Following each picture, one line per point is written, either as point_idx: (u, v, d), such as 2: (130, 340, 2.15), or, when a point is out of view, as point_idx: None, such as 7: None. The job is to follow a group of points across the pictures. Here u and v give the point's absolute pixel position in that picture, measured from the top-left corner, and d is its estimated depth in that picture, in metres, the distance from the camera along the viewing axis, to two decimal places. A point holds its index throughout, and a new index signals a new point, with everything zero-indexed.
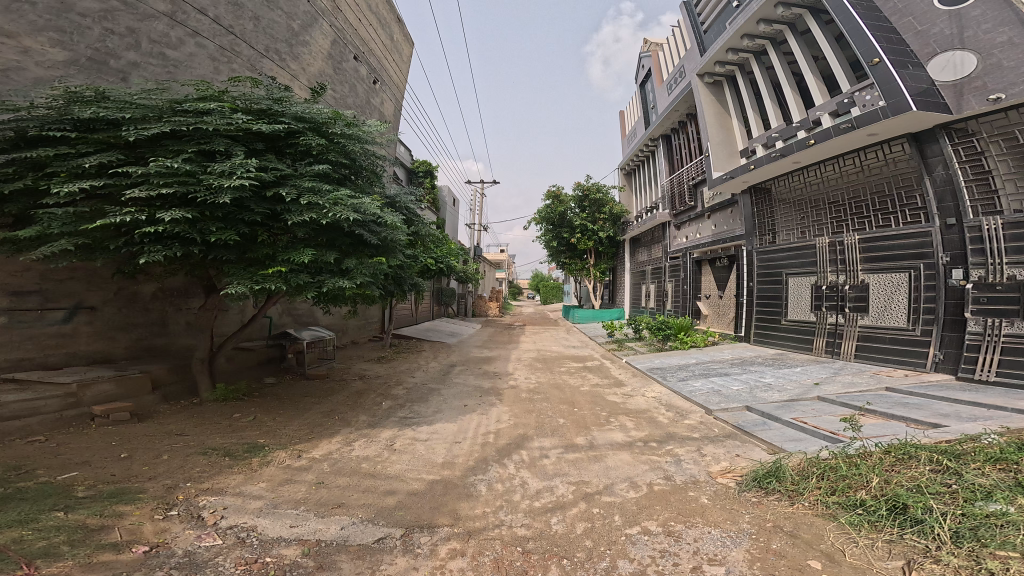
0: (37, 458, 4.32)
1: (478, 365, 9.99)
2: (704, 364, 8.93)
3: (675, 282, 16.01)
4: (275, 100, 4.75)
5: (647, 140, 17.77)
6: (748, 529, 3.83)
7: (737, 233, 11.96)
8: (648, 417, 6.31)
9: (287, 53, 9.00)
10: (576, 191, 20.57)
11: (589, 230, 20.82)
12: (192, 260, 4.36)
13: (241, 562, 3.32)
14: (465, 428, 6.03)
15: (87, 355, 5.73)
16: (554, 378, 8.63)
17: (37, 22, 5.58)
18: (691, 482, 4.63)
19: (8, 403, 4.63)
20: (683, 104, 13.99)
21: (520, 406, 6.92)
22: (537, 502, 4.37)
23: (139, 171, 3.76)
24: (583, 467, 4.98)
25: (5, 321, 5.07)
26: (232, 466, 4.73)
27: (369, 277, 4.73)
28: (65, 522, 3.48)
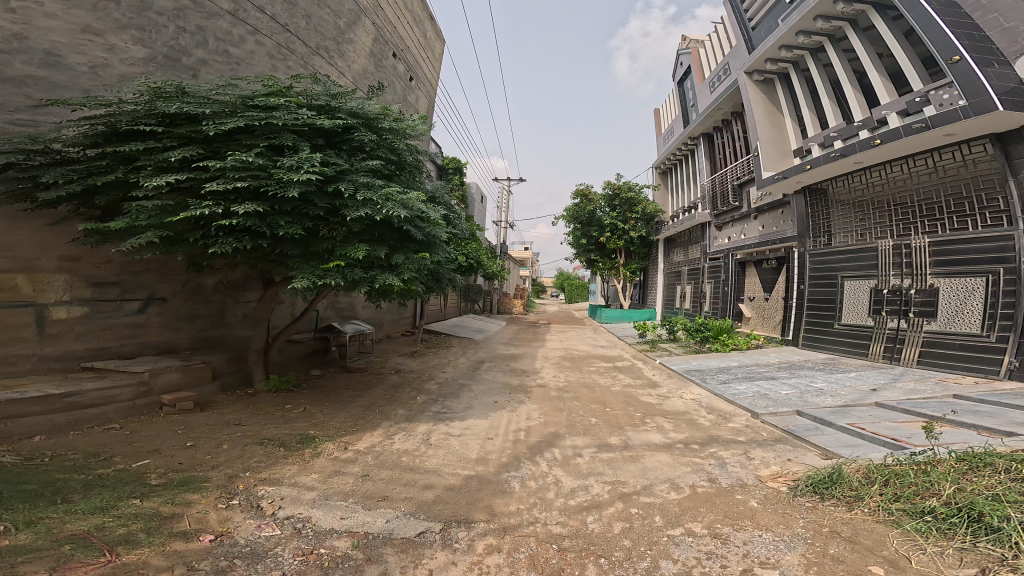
0: (113, 445, 4.69)
1: (506, 362, 9.96)
2: (747, 367, 8.48)
3: (714, 283, 15.52)
4: (332, 96, 4.88)
5: (685, 139, 17.57)
6: (802, 534, 3.62)
7: (789, 233, 11.41)
8: (687, 419, 5.97)
9: (335, 50, 9.55)
10: (606, 190, 20.60)
11: (619, 229, 20.67)
12: (258, 253, 4.63)
13: (298, 552, 3.48)
14: (496, 424, 6.01)
15: (156, 345, 6.14)
16: (583, 378, 8.46)
17: (121, 20, 6.35)
18: (738, 485, 4.40)
19: (86, 392, 5.05)
20: (728, 103, 13.77)
21: (551, 404, 6.80)
22: (571, 501, 4.34)
23: (218, 166, 4.04)
24: (619, 467, 4.85)
25: (87, 311, 5.53)
26: (286, 457, 4.94)
27: (416, 273, 4.88)
28: (141, 510, 3.76)
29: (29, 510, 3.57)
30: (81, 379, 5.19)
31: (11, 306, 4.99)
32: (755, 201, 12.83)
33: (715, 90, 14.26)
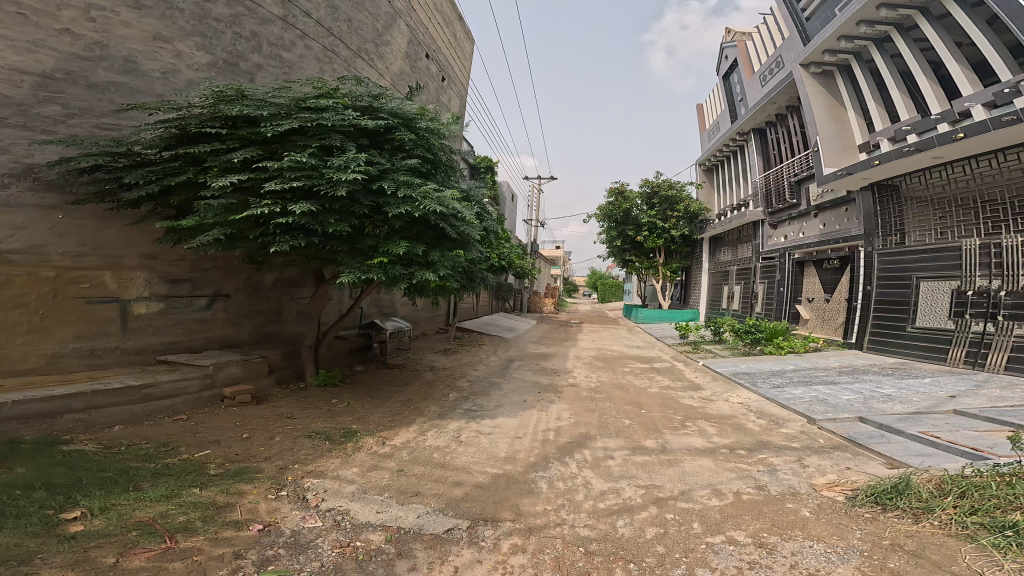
0: (179, 436, 5.11)
1: (537, 361, 9.71)
2: (804, 371, 7.78)
3: (767, 283, 14.49)
4: (374, 95, 4.75)
5: (735, 134, 16.55)
6: (859, 546, 3.22)
7: (853, 232, 10.49)
8: (734, 423, 5.50)
9: (375, 53, 9.41)
10: (645, 187, 19.58)
11: (658, 227, 19.73)
12: (310, 250, 4.80)
13: (337, 544, 3.64)
14: (526, 423, 5.85)
15: (220, 338, 6.67)
16: (618, 379, 8.08)
17: (185, 28, 6.37)
18: (789, 494, 4.01)
19: (160, 384, 5.54)
20: (782, 97, 13.09)
21: (582, 405, 6.54)
22: (601, 503, 4.20)
23: (275, 167, 4.14)
24: (656, 472, 4.60)
25: (163, 306, 6.09)
26: (330, 450, 5.12)
27: (451, 270, 4.95)
28: (199, 498, 4.03)
29: (99, 496, 3.88)
30: (155, 372, 5.70)
31: (98, 301, 5.53)
32: (814, 198, 11.88)
33: (766, 83, 13.55)
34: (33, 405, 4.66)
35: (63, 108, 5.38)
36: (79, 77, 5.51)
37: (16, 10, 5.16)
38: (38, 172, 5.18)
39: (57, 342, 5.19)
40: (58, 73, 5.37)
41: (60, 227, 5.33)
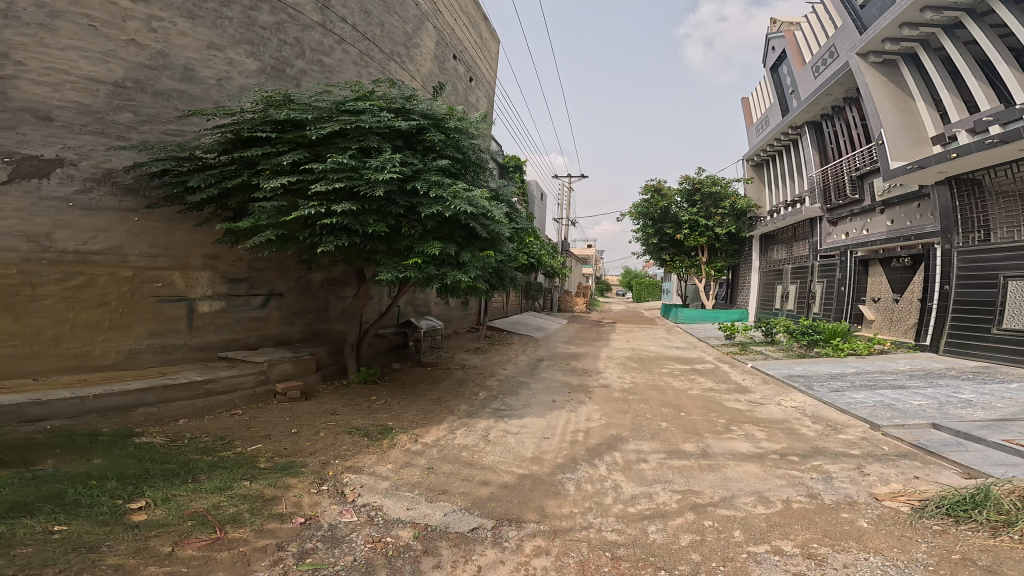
0: (235, 430, 5.34)
1: (567, 361, 9.37)
2: (867, 374, 7.23)
3: (826, 282, 13.65)
4: (406, 98, 4.92)
5: (787, 127, 15.55)
6: (923, 559, 2.89)
7: (927, 228, 9.86)
8: (786, 428, 5.21)
9: (406, 55, 9.26)
10: (685, 184, 18.70)
11: (700, 225, 18.55)
12: (351, 251, 4.94)
13: (369, 539, 3.72)
14: (555, 423, 5.70)
15: (275, 336, 6.92)
16: (653, 379, 7.67)
17: (235, 35, 6.39)
18: (845, 503, 3.68)
19: (220, 379, 5.80)
20: (838, 88, 12.35)
21: (614, 407, 6.25)
22: (631, 508, 4.05)
23: (320, 169, 4.32)
24: (695, 477, 4.38)
25: (224, 305, 6.34)
26: (368, 446, 5.19)
27: (481, 270, 5.01)
28: (249, 491, 4.22)
29: (160, 487, 4.09)
30: (216, 368, 5.98)
31: (169, 300, 5.82)
32: (881, 193, 11.24)
33: (819, 75, 12.85)
34: (112, 399, 4.98)
35: (134, 115, 5.56)
36: (145, 85, 5.64)
37: (87, 22, 5.29)
38: (117, 176, 5.44)
39: (134, 339, 5.53)
40: (127, 81, 5.52)
41: (136, 229, 5.58)
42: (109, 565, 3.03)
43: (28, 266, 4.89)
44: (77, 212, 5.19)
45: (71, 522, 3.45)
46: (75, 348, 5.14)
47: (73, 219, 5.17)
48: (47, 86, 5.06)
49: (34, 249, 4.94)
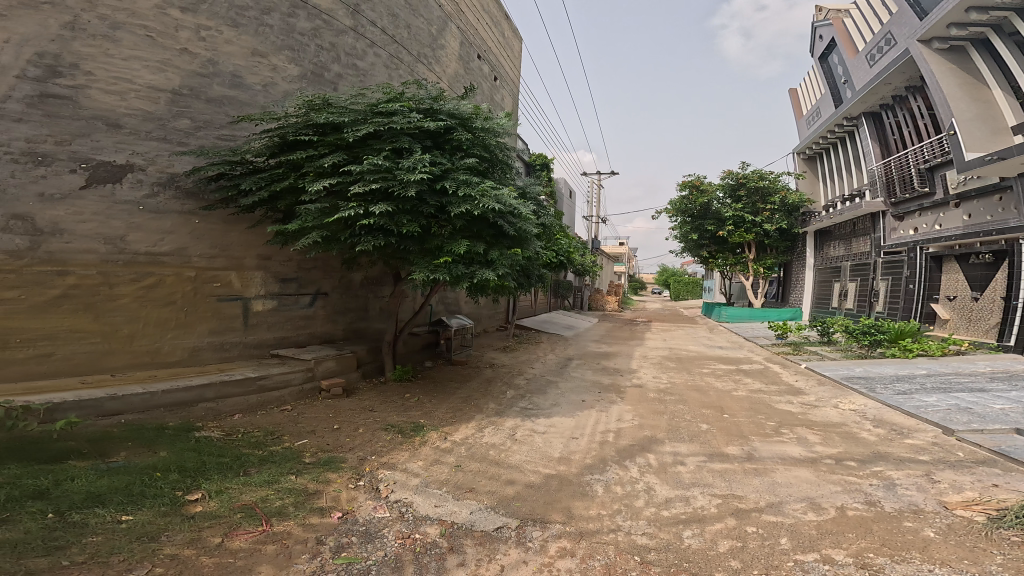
0: (284, 425, 5.51)
1: (598, 360, 9.06)
2: (939, 377, 6.69)
3: (891, 279, 12.61)
4: (434, 99, 5.05)
5: (842, 118, 14.50)
6: (999, 572, 2.77)
7: (1010, 223, 9.08)
8: (844, 432, 4.87)
9: (432, 57, 9.26)
10: (728, 179, 17.97)
11: (747, 221, 17.79)
12: (387, 251, 5.05)
13: (399, 535, 3.79)
14: (584, 424, 5.54)
15: (321, 334, 7.20)
16: (692, 379, 7.28)
17: (277, 42, 6.63)
18: (910, 511, 3.48)
19: (273, 375, 6.04)
20: (898, 77, 11.59)
21: (648, 407, 5.99)
22: (665, 512, 3.93)
23: (357, 171, 4.47)
24: (737, 481, 4.20)
25: (276, 303, 6.66)
26: (402, 442, 5.25)
27: (509, 268, 5.03)
28: (294, 485, 4.39)
29: (215, 479, 4.31)
30: (269, 365, 6.26)
31: (226, 298, 6.17)
32: (955, 185, 10.37)
33: (874, 64, 12.20)
34: (176, 395, 5.29)
35: (191, 122, 5.88)
36: (200, 92, 5.94)
37: (146, 33, 5.58)
38: (180, 180, 5.80)
39: (196, 336, 5.89)
40: (183, 89, 5.83)
41: (197, 231, 5.96)
42: (167, 554, 3.24)
43: (105, 268, 5.30)
44: (147, 215, 5.58)
45: (136, 512, 3.70)
46: (146, 345, 5.54)
47: (144, 221, 5.57)
48: (115, 95, 5.41)
49: (110, 250, 5.35)
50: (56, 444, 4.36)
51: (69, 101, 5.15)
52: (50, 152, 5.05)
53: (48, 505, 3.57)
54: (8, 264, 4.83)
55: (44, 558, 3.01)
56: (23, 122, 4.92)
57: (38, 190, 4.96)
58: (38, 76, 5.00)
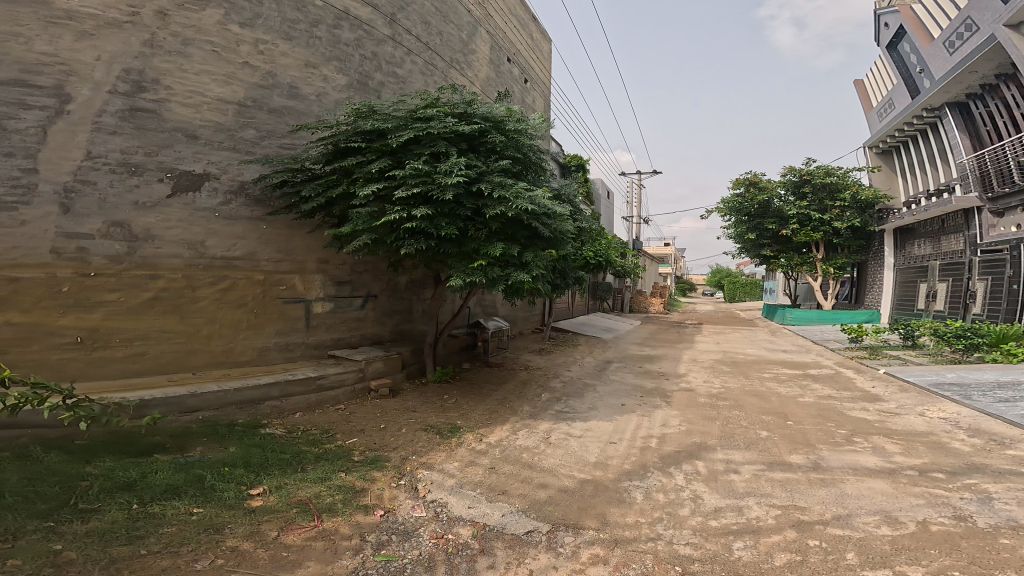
0: (337, 423, 5.67)
1: (639, 363, 8.74)
2: None
3: (991, 279, 11.36)
4: (468, 103, 5.23)
5: (920, 109, 13.24)
6: None
7: None
8: (931, 442, 4.32)
9: (464, 63, 9.38)
10: (791, 176, 17.17)
11: (815, 219, 16.81)
12: (429, 253, 5.20)
13: (433, 535, 3.76)
14: (623, 428, 5.30)
15: (371, 334, 7.41)
16: (751, 385, 6.73)
17: (326, 53, 6.74)
18: (1007, 528, 2.99)
19: (329, 375, 6.24)
20: (985, 64, 10.68)
21: (697, 412, 5.55)
22: (714, 522, 3.57)
23: (400, 175, 4.68)
24: (801, 492, 3.76)
25: (332, 306, 6.90)
26: (440, 443, 5.24)
27: (544, 269, 5.08)
28: (343, 482, 4.48)
29: (275, 475, 4.49)
30: (326, 365, 6.48)
31: (290, 301, 6.45)
32: None
33: (956, 52, 11.33)
34: (247, 392, 5.55)
35: (256, 132, 6.06)
36: (263, 103, 6.10)
37: (212, 48, 5.72)
38: (249, 188, 6.02)
39: (265, 337, 6.18)
40: (248, 101, 5.98)
41: (265, 237, 6.19)
42: (228, 546, 3.40)
43: (189, 272, 5.59)
44: (222, 222, 5.83)
45: (206, 504, 3.91)
46: (223, 346, 5.82)
47: (220, 228, 5.82)
48: (191, 108, 5.60)
49: (192, 255, 5.64)
50: (143, 438, 4.72)
51: (154, 115, 5.37)
52: (141, 163, 5.30)
53: (135, 495, 3.87)
54: (108, 269, 5.14)
55: (126, 547, 3.24)
56: (117, 135, 5.15)
57: (133, 199, 5.24)
58: (127, 91, 5.20)
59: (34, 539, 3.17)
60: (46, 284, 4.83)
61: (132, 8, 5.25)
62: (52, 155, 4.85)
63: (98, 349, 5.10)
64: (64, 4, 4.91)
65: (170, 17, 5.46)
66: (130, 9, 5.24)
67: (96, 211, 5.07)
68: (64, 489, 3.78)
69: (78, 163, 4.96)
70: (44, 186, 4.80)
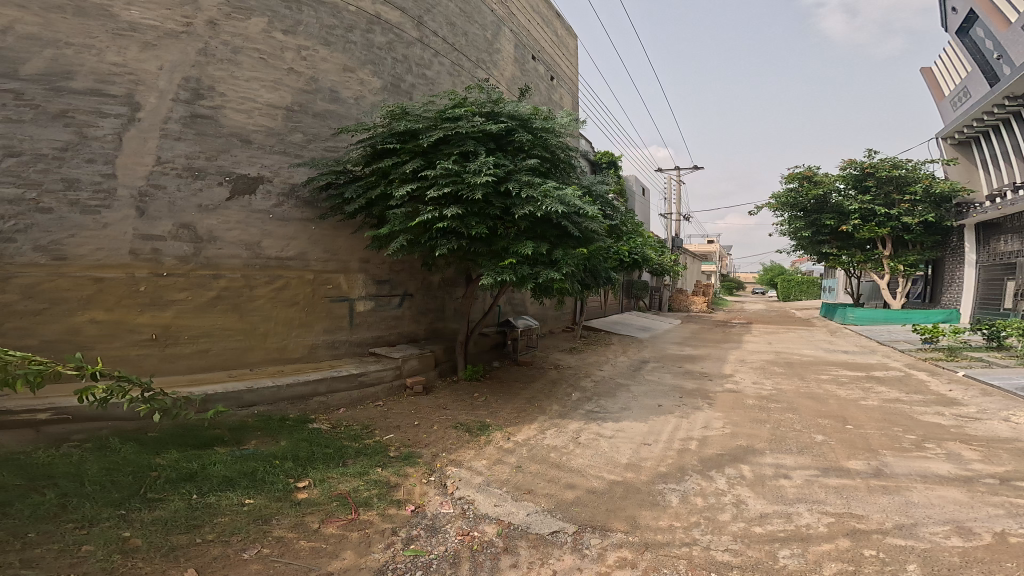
0: (376, 419, 5.77)
1: (679, 363, 8.40)
2: None
3: None
4: (495, 102, 5.36)
5: (1003, 98, 12.05)
6: None
7: None
8: (1015, 448, 3.92)
9: (490, 62, 9.58)
10: (851, 169, 15.97)
11: (881, 216, 15.49)
12: (461, 253, 5.28)
13: (459, 532, 3.68)
14: (659, 430, 5.04)
15: (408, 332, 7.62)
16: (806, 387, 6.29)
17: (361, 57, 7.03)
18: None
19: (370, 372, 6.40)
20: None
21: (745, 415, 5.21)
22: (757, 528, 3.26)
23: (431, 176, 4.80)
24: (860, 499, 3.40)
25: (372, 305, 7.15)
26: (468, 440, 5.19)
27: (574, 268, 5.07)
28: (379, 478, 4.49)
29: (320, 468, 4.59)
30: (367, 363, 6.67)
31: (336, 299, 6.75)
32: None
33: None
34: (297, 389, 5.77)
35: (303, 135, 6.44)
36: (307, 108, 6.46)
37: (259, 56, 6.08)
38: (298, 190, 6.40)
39: (314, 335, 6.49)
40: (293, 106, 6.35)
41: (314, 237, 6.54)
42: (274, 536, 3.51)
43: (248, 272, 5.99)
44: (276, 222, 6.22)
45: (257, 495, 4.05)
46: (278, 343, 6.16)
47: (273, 228, 6.21)
48: (244, 114, 5.98)
49: (250, 255, 6.04)
50: (205, 431, 5.00)
51: (212, 121, 5.76)
52: (203, 167, 5.70)
53: (195, 486, 4.07)
54: (178, 269, 5.57)
55: (184, 535, 3.40)
56: (181, 141, 5.57)
57: (197, 202, 5.66)
58: (187, 99, 5.60)
59: (108, 525, 3.40)
60: (127, 284, 5.27)
61: (186, 19, 5.61)
62: (127, 161, 5.28)
63: (170, 346, 5.52)
64: (127, 16, 5.31)
65: (219, 27, 5.81)
66: (185, 20, 5.61)
67: (167, 214, 5.51)
68: (135, 479, 4.04)
69: (150, 167, 5.40)
70: (121, 190, 5.25)
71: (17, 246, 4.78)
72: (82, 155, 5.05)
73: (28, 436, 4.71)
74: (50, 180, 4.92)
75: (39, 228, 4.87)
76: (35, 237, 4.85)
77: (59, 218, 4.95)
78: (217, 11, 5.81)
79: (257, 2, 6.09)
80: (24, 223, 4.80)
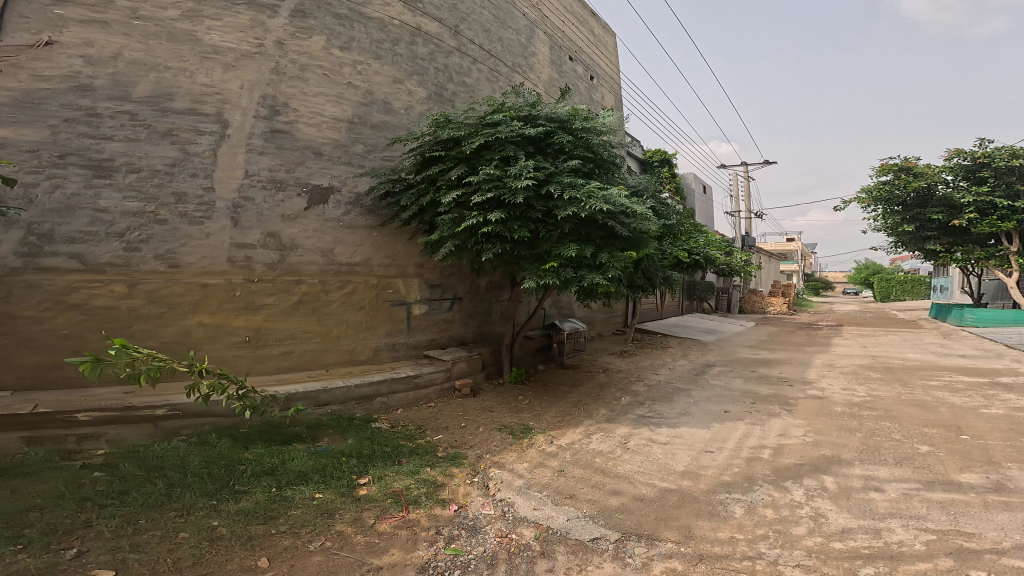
0: (427, 420, 5.83)
1: (750, 367, 7.80)
2: None
3: None
4: (533, 105, 5.46)
5: None
6: None
7: None
8: None
9: (525, 65, 9.87)
10: (958, 158, 14.12)
11: (1002, 208, 13.69)
12: (506, 257, 5.33)
13: (497, 533, 3.51)
14: (725, 437, 4.54)
15: (458, 335, 7.87)
16: (908, 394, 5.50)
17: (407, 68, 7.55)
18: None
19: (424, 373, 6.56)
20: None
21: (831, 423, 4.60)
22: (837, 544, 2.76)
23: (474, 182, 4.90)
24: (973, 516, 2.85)
25: (426, 308, 7.45)
26: (512, 443, 5.03)
27: (621, 269, 4.97)
28: (428, 476, 4.45)
29: (378, 466, 4.65)
30: (422, 365, 6.87)
31: (396, 303, 7.12)
32: None
33: None
34: (362, 389, 6.00)
35: (364, 146, 7.01)
36: (365, 120, 7.02)
37: (322, 72, 6.67)
38: (362, 199, 6.93)
39: (377, 337, 6.88)
40: (352, 119, 6.91)
41: (377, 243, 7.01)
42: (336, 530, 3.58)
43: (324, 277, 6.51)
44: (345, 229, 6.75)
45: (325, 490, 4.18)
46: (349, 345, 6.59)
47: (343, 236, 6.73)
48: (314, 128, 6.60)
49: (326, 261, 6.57)
50: (286, 428, 5.30)
51: (288, 135, 6.40)
52: (285, 179, 6.34)
53: (275, 480, 4.28)
54: (265, 274, 6.16)
55: (260, 526, 3.58)
56: (264, 155, 6.22)
57: (281, 212, 6.28)
58: (266, 115, 6.25)
59: (199, 515, 3.64)
60: (226, 289, 5.90)
61: (258, 41, 6.24)
62: (222, 175, 5.97)
63: (261, 347, 6.06)
64: (210, 41, 5.98)
65: (286, 46, 6.43)
66: (257, 41, 6.23)
67: (256, 224, 6.13)
68: (227, 472, 4.33)
69: (241, 181, 6.06)
70: (219, 202, 5.93)
71: (142, 255, 5.52)
72: (187, 171, 5.78)
73: (148, 430, 5.00)
74: (164, 194, 5.67)
75: (158, 239, 5.60)
76: (154, 247, 5.58)
77: (172, 228, 5.67)
78: (283, 31, 6.43)
79: (316, 21, 6.68)
80: (146, 234, 5.55)
